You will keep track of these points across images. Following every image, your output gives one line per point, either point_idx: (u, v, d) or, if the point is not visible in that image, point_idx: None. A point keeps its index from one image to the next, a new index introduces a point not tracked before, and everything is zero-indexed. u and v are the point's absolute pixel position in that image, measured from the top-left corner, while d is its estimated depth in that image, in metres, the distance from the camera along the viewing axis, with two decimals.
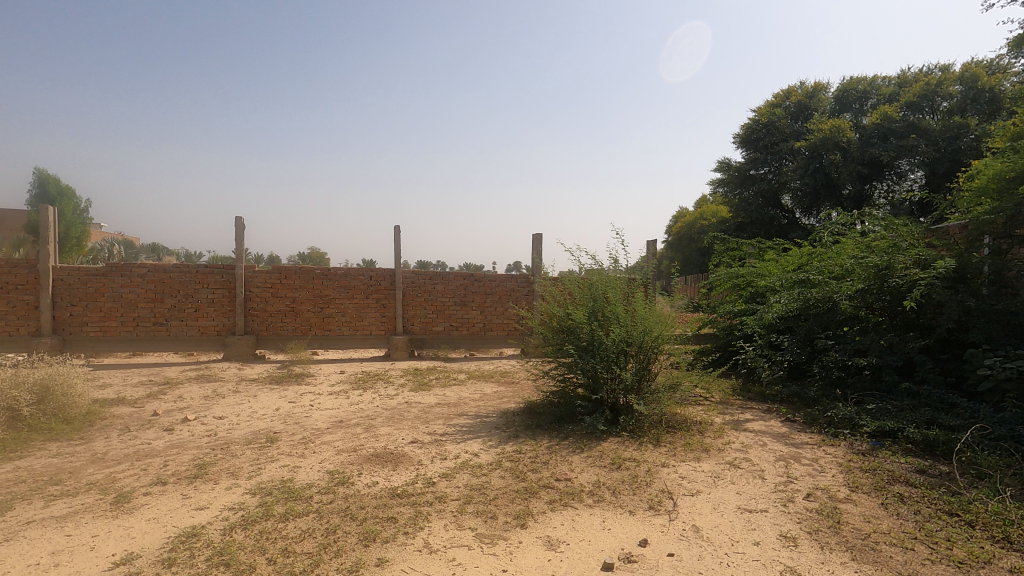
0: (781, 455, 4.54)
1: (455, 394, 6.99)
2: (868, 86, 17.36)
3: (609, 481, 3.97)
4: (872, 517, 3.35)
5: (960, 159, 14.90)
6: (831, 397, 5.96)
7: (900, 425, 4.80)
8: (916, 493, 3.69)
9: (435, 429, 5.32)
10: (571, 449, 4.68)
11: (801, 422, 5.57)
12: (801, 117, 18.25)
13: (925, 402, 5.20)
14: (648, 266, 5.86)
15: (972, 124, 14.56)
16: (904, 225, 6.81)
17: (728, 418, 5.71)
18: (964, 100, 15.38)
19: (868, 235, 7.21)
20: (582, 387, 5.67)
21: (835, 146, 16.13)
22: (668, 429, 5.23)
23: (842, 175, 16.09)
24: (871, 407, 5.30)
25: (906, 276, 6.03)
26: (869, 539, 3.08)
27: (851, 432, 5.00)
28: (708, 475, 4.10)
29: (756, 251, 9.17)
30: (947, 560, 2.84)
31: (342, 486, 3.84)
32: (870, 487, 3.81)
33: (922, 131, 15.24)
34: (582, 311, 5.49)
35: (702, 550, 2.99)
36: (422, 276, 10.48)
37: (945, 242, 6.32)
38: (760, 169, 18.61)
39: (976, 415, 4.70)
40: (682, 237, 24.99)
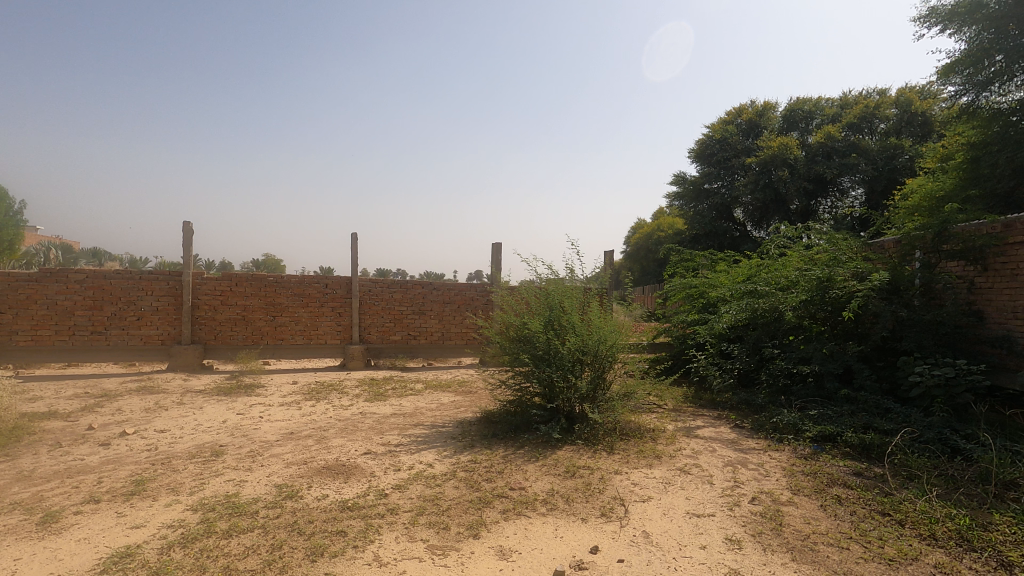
0: (728, 461, 4.68)
1: (411, 404, 6.90)
2: (813, 106, 18.27)
3: (562, 490, 3.99)
4: (812, 519, 3.49)
5: (895, 178, 15.79)
6: (777, 404, 6.20)
7: (839, 429, 5.03)
8: (851, 494, 3.88)
9: (389, 440, 5.24)
10: (527, 458, 4.70)
11: (748, 428, 5.77)
12: (752, 135, 19.09)
13: (862, 408, 5.45)
14: (604, 276, 5.97)
15: (906, 145, 15.51)
16: (844, 239, 7.21)
17: (680, 426, 5.84)
18: (900, 122, 16.39)
19: (813, 247, 7.55)
20: (538, 397, 5.69)
21: (783, 162, 17.03)
22: (622, 437, 5.31)
23: (790, 190, 16.82)
24: (812, 413, 5.53)
25: (845, 288, 6.35)
26: (807, 540, 3.21)
27: (794, 437, 5.21)
28: (659, 481, 4.18)
29: (709, 262, 9.47)
30: (878, 558, 2.99)
31: (290, 499, 3.73)
32: (809, 490, 3.97)
33: (862, 151, 16.14)
34: (539, 320, 5.51)
35: (651, 556, 3.05)
36: (380, 284, 10.33)
37: (880, 256, 6.72)
38: (714, 183, 19.24)
39: (906, 420, 4.98)
40: (640, 248, 25.53)
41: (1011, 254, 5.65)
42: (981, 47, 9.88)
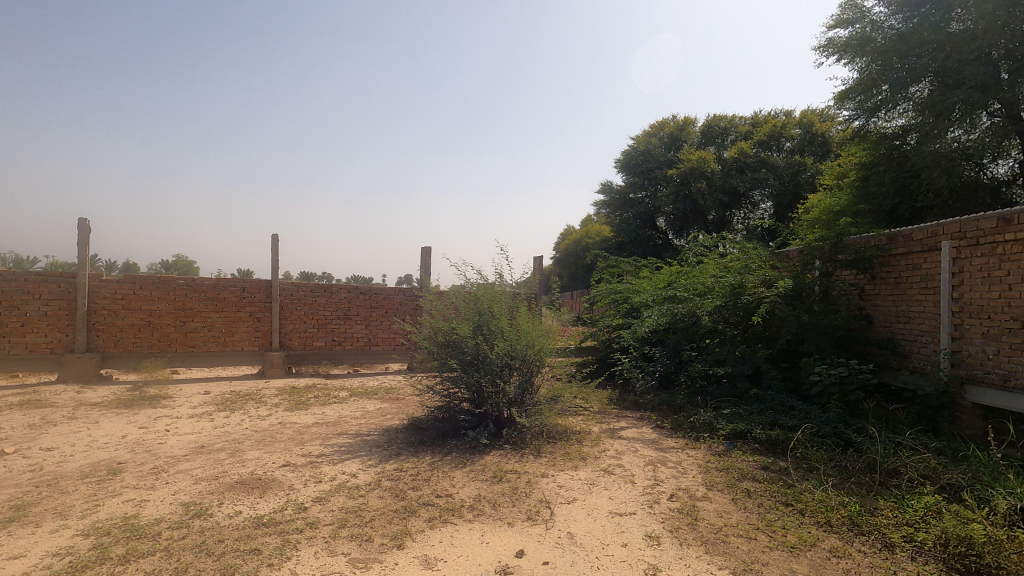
0: (649, 460, 4.86)
1: (335, 413, 6.66)
2: (728, 123, 19.48)
3: (489, 495, 3.99)
4: (724, 513, 3.69)
5: (799, 193, 17.14)
6: (695, 404, 6.53)
7: (749, 427, 5.37)
8: (759, 487, 4.14)
9: (310, 451, 5.02)
10: (454, 464, 4.66)
11: (668, 428, 6.03)
12: (673, 148, 20.08)
13: (769, 406, 5.86)
14: (533, 281, 6.04)
15: (809, 163, 16.87)
16: (754, 248, 7.73)
17: (604, 427, 6.00)
18: (803, 141, 17.81)
19: (727, 256, 8.01)
20: (467, 402, 5.66)
21: (701, 175, 18.03)
22: (549, 440, 5.40)
23: (707, 202, 17.88)
24: (726, 412, 5.87)
25: (755, 294, 6.82)
26: (720, 532, 3.39)
27: (710, 435, 5.50)
28: (583, 482, 4.28)
29: (633, 268, 9.85)
30: (782, 546, 3.21)
31: (198, 518, 3.49)
32: (722, 485, 4.20)
33: (771, 167, 17.40)
34: (467, 325, 5.48)
35: (575, 556, 3.11)
36: (302, 288, 9.92)
37: (785, 264, 7.26)
38: (639, 193, 20.05)
39: (807, 416, 5.40)
40: (569, 254, 26.12)
41: (894, 264, 6.26)
42: (870, 76, 10.93)
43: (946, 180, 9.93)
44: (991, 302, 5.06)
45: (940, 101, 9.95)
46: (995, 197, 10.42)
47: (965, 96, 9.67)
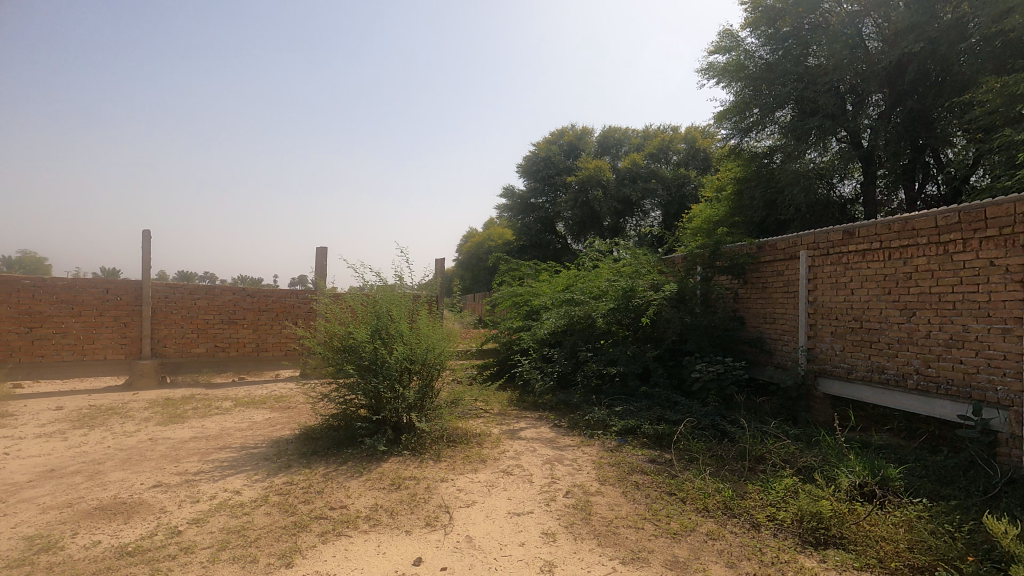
0: (547, 458, 5.00)
1: (216, 425, 6.14)
2: (622, 135, 20.62)
3: (387, 504, 3.89)
4: (615, 505, 3.89)
5: (684, 203, 18.50)
6: (590, 402, 6.82)
7: (638, 422, 5.71)
8: (646, 479, 4.42)
9: (187, 468, 4.59)
10: (349, 474, 4.49)
11: (565, 426, 6.25)
12: (572, 156, 20.89)
13: (656, 402, 6.30)
14: (433, 284, 5.97)
15: (692, 175, 18.29)
16: (643, 254, 8.26)
17: (504, 429, 6.08)
18: (688, 156, 19.28)
19: (620, 261, 8.45)
20: (364, 408, 5.48)
21: (597, 183, 18.90)
22: (449, 444, 5.37)
23: (603, 209, 18.84)
24: (618, 409, 6.20)
25: (644, 298, 7.33)
26: (611, 524, 3.57)
27: (603, 432, 5.77)
28: (483, 485, 4.30)
29: (533, 271, 10.11)
30: (666, 533, 3.45)
31: (46, 553, 3.05)
32: (614, 479, 4.43)
33: (660, 178, 18.65)
34: (365, 330, 5.29)
35: (473, 560, 3.12)
36: (179, 290, 9.07)
37: (671, 270, 7.85)
38: (539, 198, 20.59)
39: (689, 410, 5.86)
40: (472, 256, 26.20)
41: (762, 270, 6.95)
42: (743, 100, 12.11)
43: (804, 197, 11.24)
44: (838, 305, 5.78)
45: (800, 126, 11.36)
46: (842, 213, 11.94)
47: (819, 123, 11.15)
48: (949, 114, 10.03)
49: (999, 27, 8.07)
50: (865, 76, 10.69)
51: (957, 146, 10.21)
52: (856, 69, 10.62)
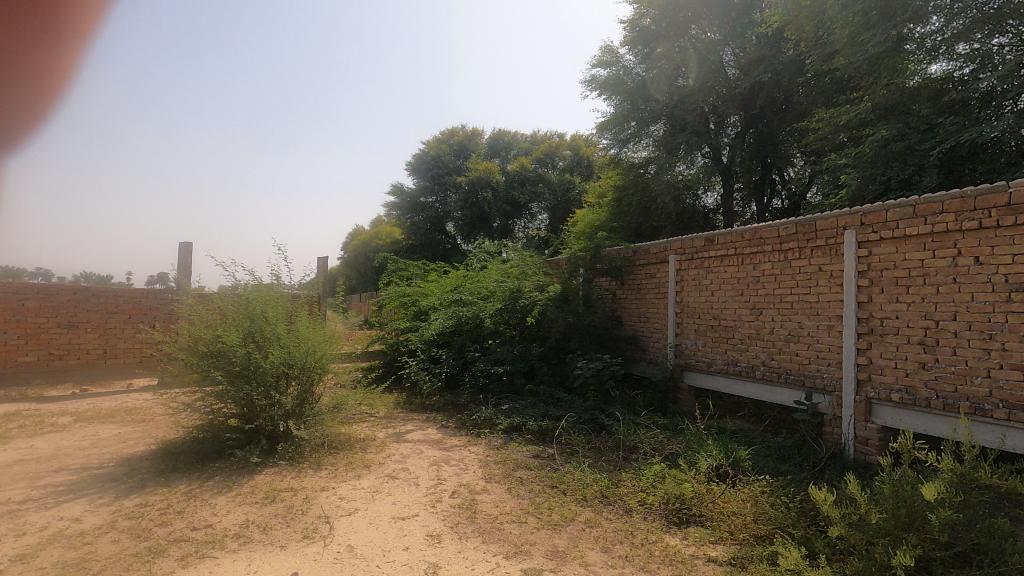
0: (433, 460, 4.97)
1: (51, 445, 5.34)
2: (511, 139, 21.08)
3: (259, 519, 3.63)
4: (500, 502, 3.98)
5: (569, 207, 19.31)
6: (477, 402, 6.89)
7: (524, 420, 5.87)
8: (530, 474, 4.57)
9: (9, 497, 3.93)
10: (216, 489, 4.13)
11: (452, 427, 6.25)
12: (462, 156, 20.99)
13: (541, 399, 6.53)
14: (315, 284, 5.67)
15: (576, 182, 19.15)
16: (530, 255, 8.52)
17: (390, 432, 5.95)
18: (572, 162, 20.18)
19: (508, 262, 8.62)
20: (234, 418, 5.07)
21: (487, 185, 19.14)
22: (331, 451, 5.14)
23: (493, 210, 19.12)
24: (505, 407, 6.33)
25: (530, 298, 7.59)
26: (496, 521, 3.64)
27: (490, 430, 5.86)
28: (366, 491, 4.18)
29: (422, 271, 9.99)
30: (548, 524, 3.60)
31: None
32: (499, 476, 4.52)
33: (547, 182, 19.32)
34: (236, 333, 4.88)
35: (354, 569, 3.02)
36: (2, 289, 7.80)
37: (556, 271, 8.22)
38: (429, 197, 20.40)
39: (571, 405, 6.17)
40: (358, 255, 25.26)
41: (637, 272, 7.48)
42: (623, 112, 12.98)
43: (674, 206, 12.35)
44: (700, 305, 6.38)
45: (670, 140, 12.47)
46: (706, 222, 13.13)
47: (686, 139, 12.27)
48: (790, 137, 11.55)
49: (827, 66, 9.41)
50: (723, 99, 11.92)
51: (795, 167, 11.83)
52: (716, 93, 11.87)
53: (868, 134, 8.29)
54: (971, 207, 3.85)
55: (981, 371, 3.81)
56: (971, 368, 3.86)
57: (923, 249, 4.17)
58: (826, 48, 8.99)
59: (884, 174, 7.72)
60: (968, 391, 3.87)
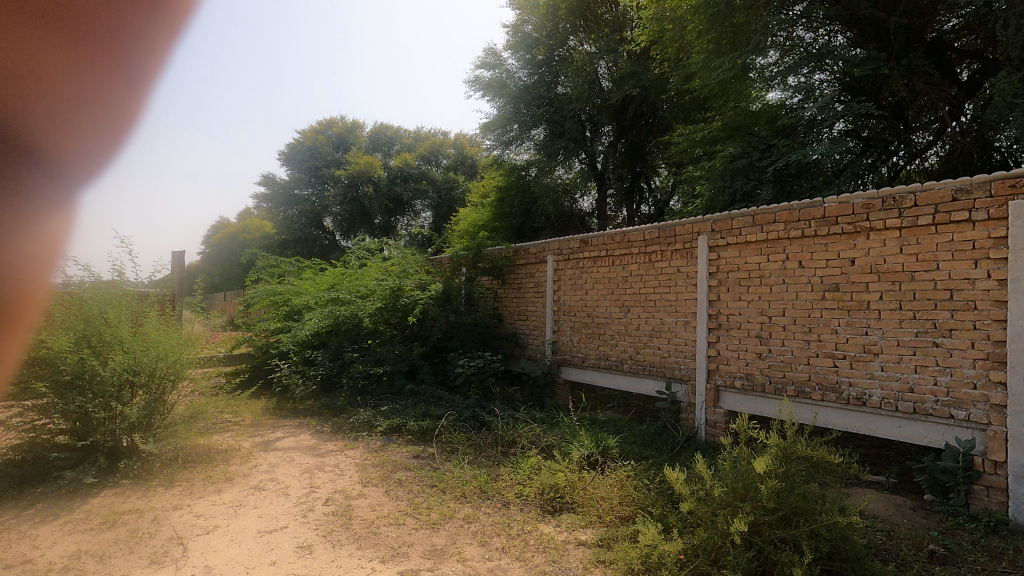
0: (306, 467, 4.72)
1: None
2: (393, 134, 20.64)
3: (95, 547, 3.20)
4: (377, 505, 3.88)
5: (452, 206, 19.28)
6: (355, 404, 6.65)
7: (404, 420, 5.77)
8: (409, 475, 4.51)
9: None
10: (39, 519, 3.56)
11: (328, 431, 5.98)
12: (342, 149, 20.22)
13: (422, 398, 6.48)
14: (168, 281, 5.08)
15: (460, 180, 19.20)
16: (411, 253, 8.40)
17: (257, 441, 5.54)
18: (456, 161, 20.19)
19: (389, 259, 8.42)
20: (64, 435, 4.40)
21: (367, 180, 18.57)
22: (186, 466, 4.67)
23: (374, 207, 18.49)
24: (384, 408, 6.17)
25: (411, 297, 7.48)
26: (372, 525, 3.55)
27: (369, 433, 5.69)
28: (228, 506, 3.86)
29: (296, 269, 9.45)
30: (426, 524, 3.58)
31: None
32: (376, 479, 4.41)
33: (430, 180, 19.17)
34: (67, 337, 4.22)
35: None
36: None
37: (437, 270, 8.22)
38: (305, 190, 19.37)
39: (452, 403, 6.21)
40: (222, 249, 23.15)
41: (517, 272, 7.70)
42: (506, 115, 13.24)
43: (553, 208, 12.88)
44: (575, 304, 6.73)
45: (551, 145, 12.85)
46: (582, 225, 13.81)
47: (564, 145, 12.80)
48: (655, 149, 12.52)
49: (686, 87, 10.39)
50: (598, 109, 12.61)
51: (660, 176, 12.85)
52: (592, 102, 12.48)
53: (719, 150, 9.30)
54: (797, 218, 4.47)
55: (803, 359, 4.43)
56: (796, 357, 4.48)
57: (759, 254, 4.76)
58: (685, 70, 9.91)
59: (731, 186, 8.70)
60: (792, 377, 4.50)
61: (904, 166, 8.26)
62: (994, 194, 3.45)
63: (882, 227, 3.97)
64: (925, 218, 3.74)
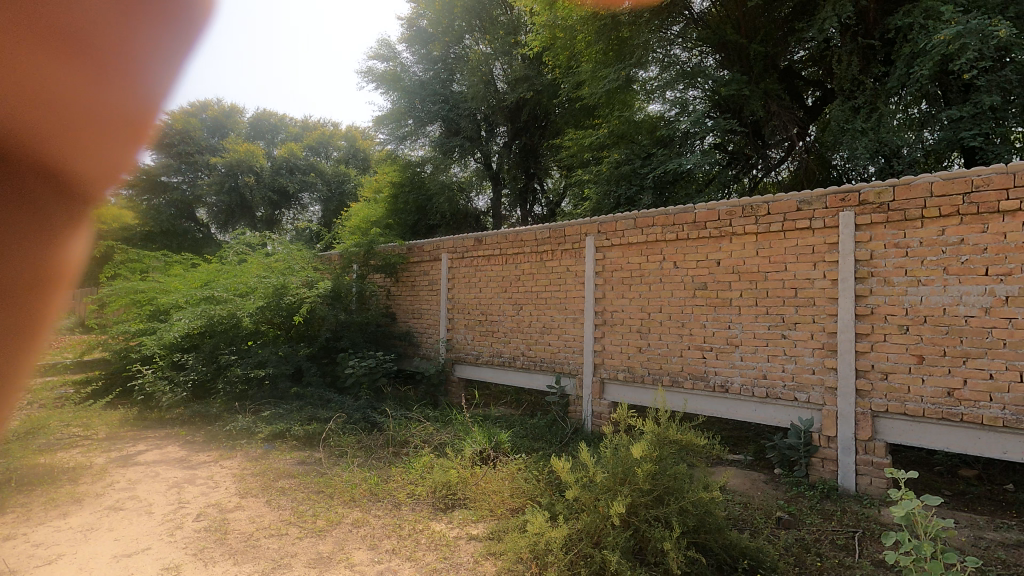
0: (174, 482, 4.31)
1: None
2: (278, 122, 19.56)
3: None
4: (256, 517, 3.64)
5: (344, 201, 18.80)
6: (232, 410, 6.17)
7: (288, 425, 5.45)
8: (294, 482, 4.28)
9: None
10: None
11: (200, 441, 5.50)
12: (218, 134, 18.67)
13: (308, 401, 6.17)
14: None
15: (352, 174, 18.86)
16: (297, 249, 7.95)
17: (114, 456, 4.95)
18: (348, 153, 20.04)
19: (273, 255, 7.87)
20: None
21: (249, 169, 17.28)
22: (20, 489, 4.05)
23: (255, 197, 17.22)
24: (266, 413, 5.78)
25: (297, 295, 7.05)
26: (251, 538, 3.33)
27: (248, 440, 5.31)
28: (76, 531, 3.41)
29: (162, 264, 8.56)
30: (311, 532, 3.43)
31: None
32: (257, 489, 4.13)
33: (320, 172, 18.46)
34: None
35: None
36: None
37: (326, 267, 7.86)
38: (173, 177, 17.42)
39: (341, 405, 5.98)
40: None
41: (411, 269, 7.60)
42: (400, 109, 13.32)
43: (448, 206, 12.85)
44: (469, 301, 6.78)
45: (446, 142, 12.97)
46: (477, 224, 13.81)
47: (460, 143, 12.99)
48: (547, 151, 12.89)
49: (576, 94, 10.87)
50: (493, 109, 12.76)
51: (553, 178, 13.22)
52: (487, 103, 12.65)
53: (605, 156, 9.85)
54: (672, 222, 4.86)
55: (676, 352, 4.83)
56: (670, 350, 4.87)
57: (640, 255, 5.11)
58: (575, 77, 10.36)
59: (616, 190, 9.23)
60: (667, 368, 4.89)
61: (761, 178, 9.20)
62: (829, 206, 3.99)
63: (742, 232, 4.44)
64: (776, 225, 4.24)
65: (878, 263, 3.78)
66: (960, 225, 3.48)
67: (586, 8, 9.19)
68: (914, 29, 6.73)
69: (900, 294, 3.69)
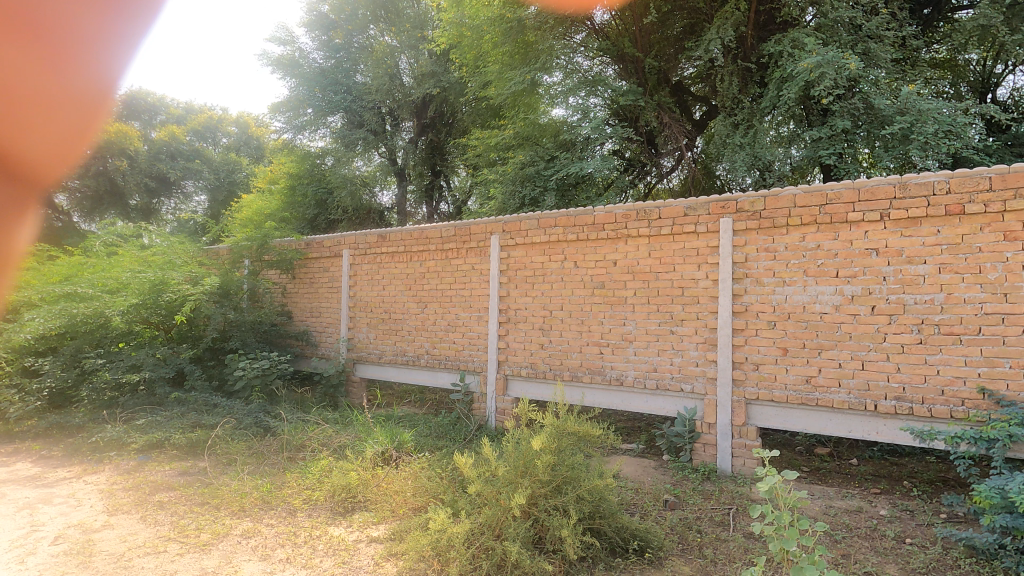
0: (24, 503, 3.79)
1: None
2: (156, 100, 17.29)
3: None
4: (128, 536, 3.31)
5: (233, 190, 17.83)
6: (99, 420, 5.53)
7: (167, 433, 4.97)
8: (173, 496, 3.93)
9: None
10: None
11: (59, 455, 4.89)
12: None
13: (191, 407, 5.68)
14: None
15: (243, 163, 17.98)
16: (178, 241, 7.26)
17: None
18: (239, 140, 19.34)
19: (149, 248, 7.12)
20: None
21: (120, 151, 15.35)
22: None
23: (128, 183, 15.44)
24: (140, 422, 5.22)
25: (178, 292, 6.37)
26: (121, 559, 3.02)
27: (119, 453, 4.78)
28: None
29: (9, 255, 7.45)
30: (194, 547, 3.18)
31: None
32: (129, 505, 3.75)
33: (205, 160, 17.26)
34: None
35: None
36: None
37: (213, 262, 7.26)
38: None
39: (230, 411, 5.58)
40: None
41: (310, 266, 7.29)
42: (298, 97, 12.76)
43: (351, 200, 12.32)
44: (372, 298, 6.60)
45: (347, 134, 12.51)
46: (381, 220, 13.30)
47: (363, 136, 12.60)
48: (454, 149, 12.80)
49: (482, 93, 10.94)
50: (398, 103, 12.50)
51: (459, 176, 13.14)
52: (392, 96, 12.40)
53: (510, 156, 10.04)
54: (573, 223, 5.06)
55: (576, 348, 5.03)
56: (570, 347, 5.07)
57: (542, 254, 5.27)
58: (482, 77, 10.43)
59: (521, 191, 9.46)
60: (567, 364, 5.08)
61: (655, 184, 9.66)
62: (711, 212, 4.36)
63: (636, 234, 4.72)
64: (666, 229, 4.56)
65: (751, 265, 4.21)
66: (817, 232, 3.95)
67: (493, 9, 9.33)
68: (783, 56, 7.54)
69: (769, 293, 4.12)
